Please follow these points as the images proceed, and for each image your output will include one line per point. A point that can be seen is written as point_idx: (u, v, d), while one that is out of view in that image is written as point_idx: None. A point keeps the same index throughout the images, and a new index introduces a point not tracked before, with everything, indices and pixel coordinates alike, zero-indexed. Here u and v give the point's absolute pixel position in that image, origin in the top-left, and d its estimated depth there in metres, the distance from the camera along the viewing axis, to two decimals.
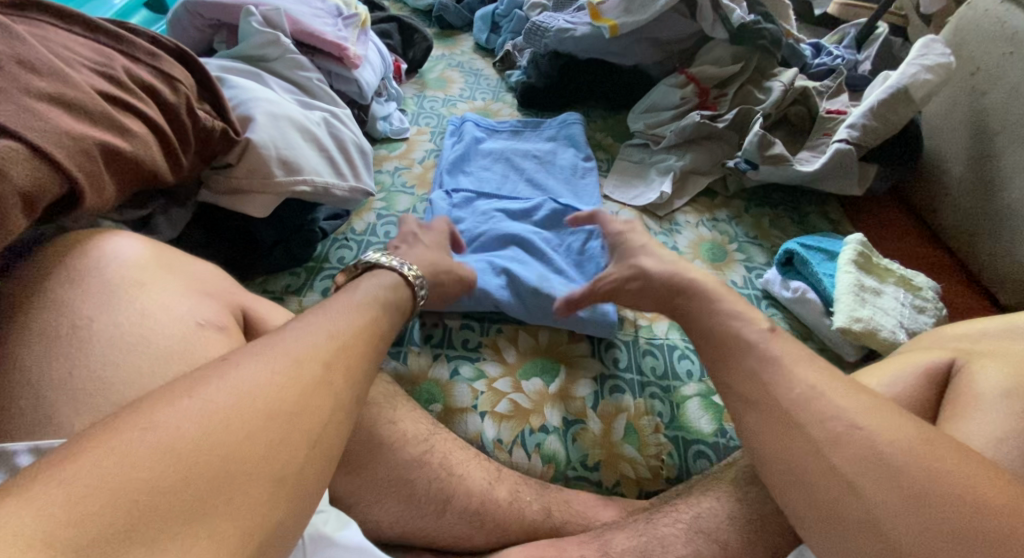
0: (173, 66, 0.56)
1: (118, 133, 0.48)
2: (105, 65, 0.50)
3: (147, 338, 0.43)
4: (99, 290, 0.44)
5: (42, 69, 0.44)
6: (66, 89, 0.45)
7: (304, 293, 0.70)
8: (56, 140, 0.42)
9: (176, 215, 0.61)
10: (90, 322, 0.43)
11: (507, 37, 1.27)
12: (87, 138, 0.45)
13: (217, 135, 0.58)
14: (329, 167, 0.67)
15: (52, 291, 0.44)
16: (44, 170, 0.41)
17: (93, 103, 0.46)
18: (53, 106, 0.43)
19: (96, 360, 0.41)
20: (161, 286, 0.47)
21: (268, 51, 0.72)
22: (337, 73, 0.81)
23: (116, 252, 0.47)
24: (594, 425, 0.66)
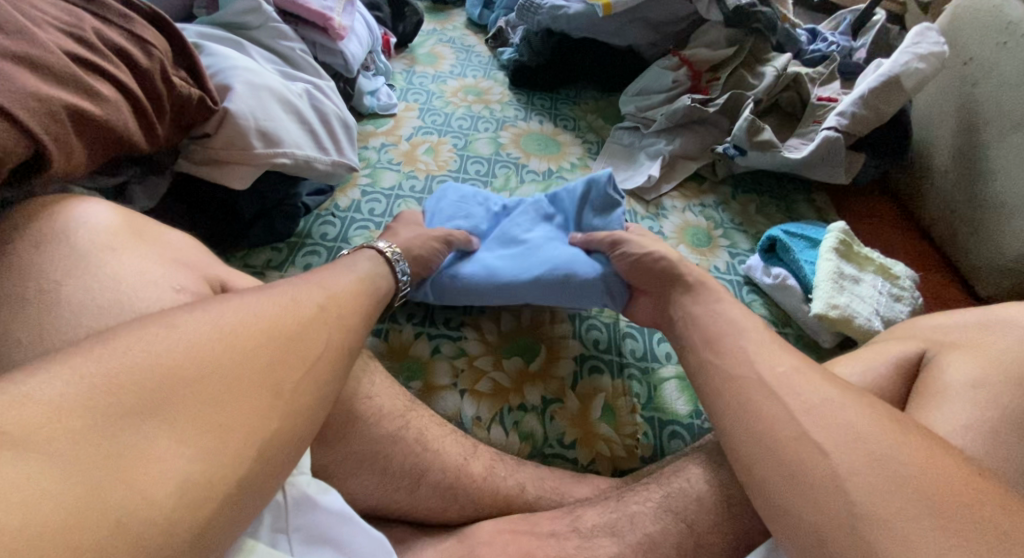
0: (146, 29, 0.55)
1: (89, 97, 0.47)
2: (74, 25, 0.49)
3: (115, 303, 0.42)
4: (68, 255, 0.44)
5: (7, 27, 0.43)
6: (33, 48, 0.43)
7: (285, 268, 0.71)
8: (21, 102, 0.41)
9: (153, 184, 0.59)
10: (58, 286, 0.42)
11: (500, 13, 1.25)
12: (55, 100, 0.44)
13: (194, 103, 0.57)
14: (310, 140, 0.66)
15: (20, 256, 0.43)
16: (9, 131, 0.40)
17: (61, 64, 0.45)
18: (20, 67, 0.42)
19: (62, 324, 0.40)
20: (134, 252, 0.46)
21: (250, 19, 0.70)
22: (322, 45, 0.79)
23: (86, 218, 0.47)
24: (572, 405, 0.67)
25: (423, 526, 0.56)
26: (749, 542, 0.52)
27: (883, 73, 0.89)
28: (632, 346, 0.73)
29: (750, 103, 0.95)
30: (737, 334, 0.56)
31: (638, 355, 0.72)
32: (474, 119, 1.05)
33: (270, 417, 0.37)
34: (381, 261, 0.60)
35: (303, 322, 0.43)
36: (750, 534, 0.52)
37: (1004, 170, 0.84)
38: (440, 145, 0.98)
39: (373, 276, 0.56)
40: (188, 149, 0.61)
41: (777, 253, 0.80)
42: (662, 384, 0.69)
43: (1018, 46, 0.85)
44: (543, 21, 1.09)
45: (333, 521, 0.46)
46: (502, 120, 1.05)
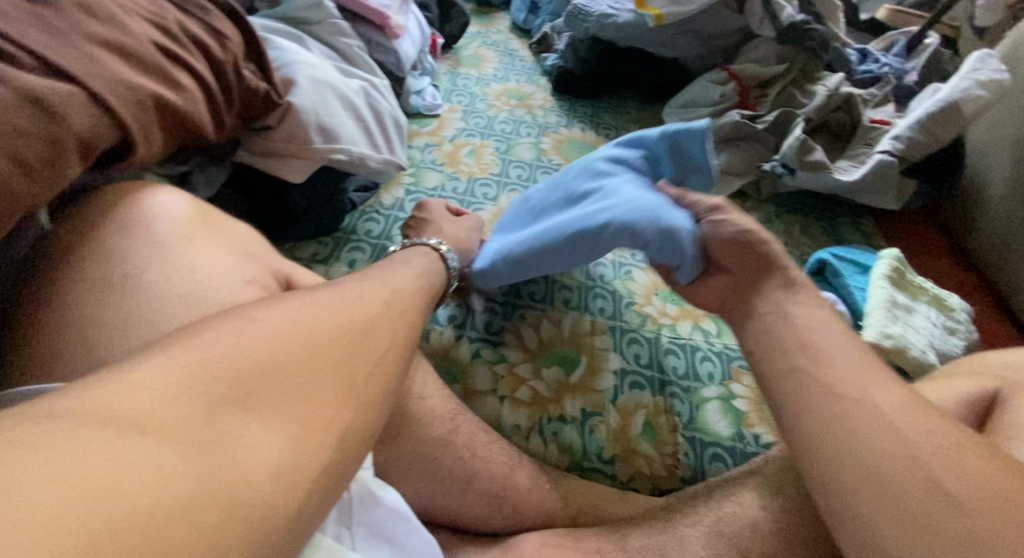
0: (223, 22, 0.55)
1: (172, 87, 0.48)
2: (159, 17, 0.49)
3: (193, 293, 0.42)
4: (147, 242, 0.44)
5: (101, 14, 0.44)
6: (124, 37, 0.45)
7: (331, 263, 0.71)
8: (113, 89, 0.42)
9: (213, 173, 0.60)
10: (140, 273, 0.42)
11: (546, 19, 1.25)
12: (143, 89, 0.45)
13: (260, 101, 0.57)
14: (365, 137, 0.66)
15: (104, 240, 0.43)
16: (101, 118, 0.41)
17: (148, 54, 0.46)
18: (113, 55, 0.43)
19: (144, 310, 0.40)
20: (209, 243, 0.46)
21: (311, 14, 0.71)
22: (378, 43, 0.79)
23: (162, 205, 0.47)
24: (612, 419, 0.66)
25: (466, 533, 0.56)
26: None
27: (940, 99, 0.88)
28: (675, 363, 0.72)
29: (801, 122, 0.94)
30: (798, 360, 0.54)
31: (681, 373, 0.71)
32: (517, 123, 1.04)
33: (342, 416, 0.37)
34: (436, 256, 0.63)
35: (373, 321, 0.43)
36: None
37: None
38: (483, 148, 0.98)
39: (432, 273, 0.58)
40: (248, 140, 0.61)
41: (827, 277, 0.79)
42: (704, 404, 0.68)
43: None
44: (591, 28, 1.08)
45: (395, 519, 0.46)
46: (544, 126, 1.05)
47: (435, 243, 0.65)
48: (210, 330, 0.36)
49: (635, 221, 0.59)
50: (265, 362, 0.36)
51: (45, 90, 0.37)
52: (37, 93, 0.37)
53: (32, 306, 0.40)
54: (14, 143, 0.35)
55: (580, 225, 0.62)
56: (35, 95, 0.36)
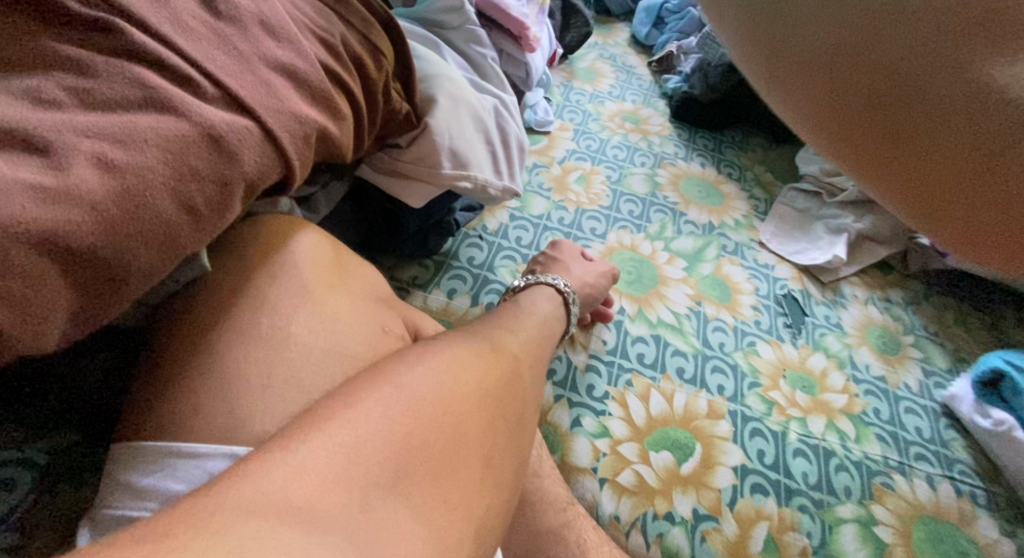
0: (383, 38, 0.47)
1: (331, 115, 0.40)
2: (326, 31, 0.41)
3: (336, 347, 0.39)
4: (292, 290, 0.40)
5: (281, 36, 0.37)
6: (299, 60, 0.37)
7: (430, 289, 0.65)
8: (286, 123, 0.35)
9: (335, 190, 0.52)
10: (289, 325, 0.38)
11: (671, 36, 1.14)
12: (311, 124, 0.37)
13: (400, 119, 0.50)
14: (491, 162, 0.58)
15: (254, 286, 0.39)
16: (272, 157, 0.34)
17: (319, 80, 0.38)
18: (283, 78, 0.36)
19: (291, 371, 0.37)
20: (348, 290, 0.43)
21: (449, 18, 0.64)
22: (509, 54, 0.72)
23: (304, 244, 0.43)
24: (728, 528, 0.56)
25: None
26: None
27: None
28: (804, 469, 0.61)
29: None
30: None
31: (812, 482, 0.60)
32: (631, 150, 0.95)
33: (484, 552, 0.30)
34: (559, 300, 0.58)
35: None
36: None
37: None
38: (593, 175, 0.89)
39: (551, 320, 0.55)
40: (374, 157, 0.54)
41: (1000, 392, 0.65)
42: (839, 525, 0.57)
43: None
44: (729, 55, 0.96)
45: None
46: (661, 157, 0.95)
47: (557, 281, 0.60)
48: (362, 404, 0.32)
49: None
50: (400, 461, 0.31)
51: (225, 126, 0.31)
52: (218, 128, 0.30)
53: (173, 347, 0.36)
54: (186, 187, 0.29)
55: None
56: (215, 132, 0.30)
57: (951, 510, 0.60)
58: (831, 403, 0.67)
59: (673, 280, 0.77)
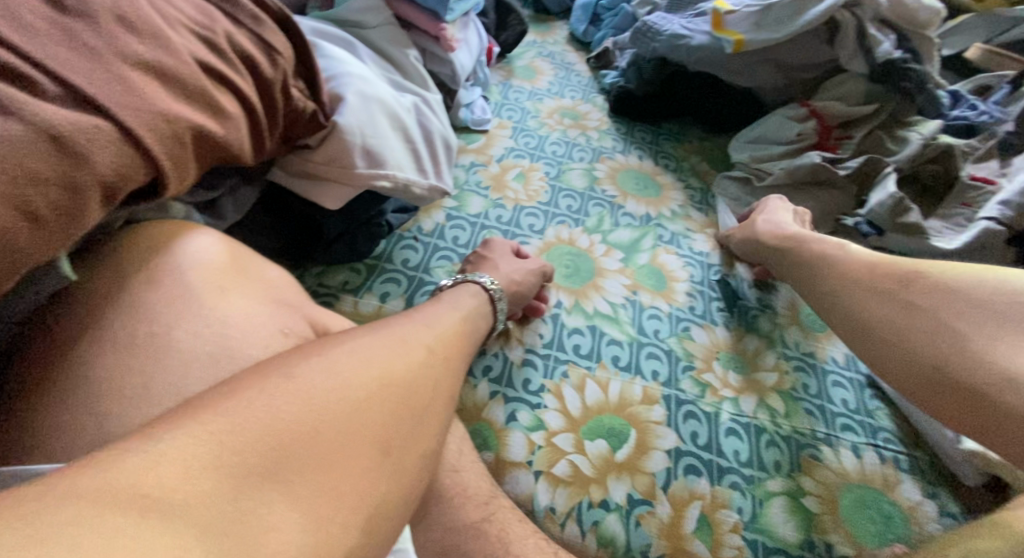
0: (276, 35, 0.48)
1: (212, 112, 0.42)
2: (207, 28, 0.43)
3: (224, 348, 0.40)
4: (173, 294, 0.41)
5: (144, 31, 0.38)
6: (165, 58, 0.38)
7: (361, 294, 0.65)
8: (148, 121, 0.36)
9: (243, 196, 0.53)
10: (168, 331, 0.39)
11: (608, 32, 1.16)
12: (182, 121, 0.39)
13: (307, 118, 0.52)
14: (412, 160, 0.59)
15: (130, 293, 0.40)
16: (131, 157, 0.35)
17: (192, 76, 0.40)
18: (148, 77, 0.37)
19: (166, 374, 0.37)
20: (240, 293, 0.44)
21: (367, 18, 0.64)
22: (433, 53, 0.71)
23: (196, 250, 0.44)
24: (662, 511, 0.57)
25: None
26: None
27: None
28: (736, 447, 0.62)
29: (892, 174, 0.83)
30: None
31: (742, 459, 0.62)
32: (569, 145, 0.96)
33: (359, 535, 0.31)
34: (483, 299, 0.59)
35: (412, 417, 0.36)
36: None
37: None
38: (531, 172, 0.89)
39: (474, 314, 0.55)
40: (285, 159, 0.55)
41: None
42: (768, 499, 0.59)
43: None
44: (660, 49, 0.98)
45: None
46: (599, 151, 0.96)
47: (484, 281, 0.61)
48: (242, 395, 0.33)
49: None
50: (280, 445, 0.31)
51: (66, 125, 0.31)
52: (59, 130, 0.31)
53: (43, 360, 0.37)
54: (27, 192, 0.30)
55: None
56: (55, 132, 0.31)
57: (876, 476, 0.62)
58: (762, 381, 0.69)
59: (610, 271, 0.78)
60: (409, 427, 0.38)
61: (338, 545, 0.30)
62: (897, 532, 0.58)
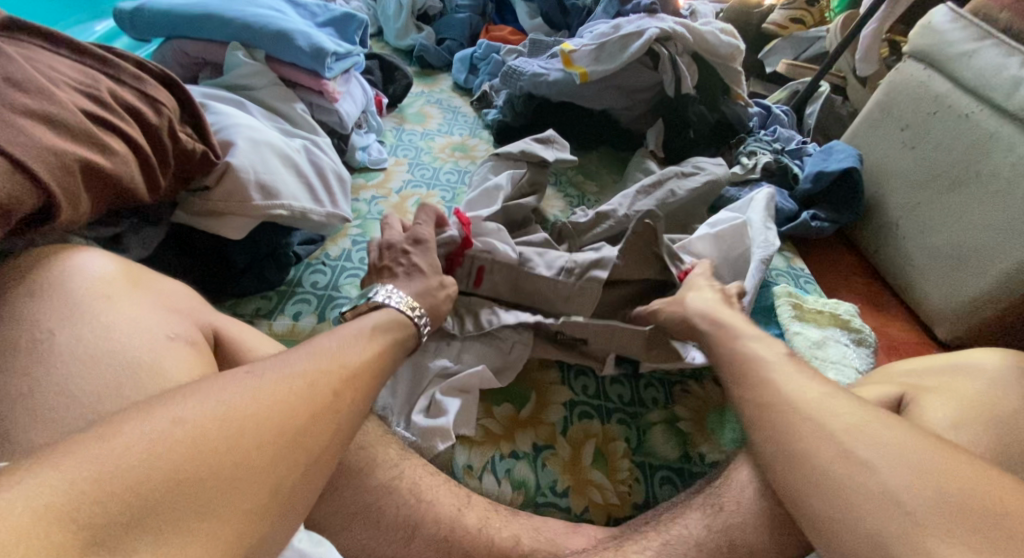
0: (158, 90, 0.58)
1: (99, 151, 0.49)
2: (91, 87, 0.52)
3: (111, 347, 0.43)
4: (61, 303, 0.44)
5: (29, 87, 0.46)
6: (50, 106, 0.46)
7: (275, 316, 0.72)
8: (37, 156, 0.43)
9: (148, 235, 0.61)
10: (52, 335, 0.42)
11: (485, 78, 1.22)
12: (69, 154, 0.46)
13: (197, 158, 0.60)
14: (307, 192, 0.69)
15: (13, 306, 0.43)
16: (25, 186, 0.42)
17: (76, 122, 0.48)
18: (37, 123, 0.45)
19: (51, 377, 0.41)
20: (129, 300, 0.47)
21: (254, 81, 0.75)
22: (319, 105, 0.82)
23: (84, 268, 0.48)
24: (563, 451, 0.67)
25: None
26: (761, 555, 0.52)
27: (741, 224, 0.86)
28: (620, 392, 0.74)
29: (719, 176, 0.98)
30: (779, 358, 0.55)
31: (626, 400, 0.73)
32: (461, 173, 1.05)
33: (278, 463, 0.37)
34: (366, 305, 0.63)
35: (312, 380, 0.42)
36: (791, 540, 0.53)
37: (944, 227, 0.90)
38: (429, 198, 0.98)
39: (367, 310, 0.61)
40: (185, 201, 0.63)
41: None
42: (650, 428, 0.71)
43: (952, 116, 0.89)
44: (525, 86, 1.08)
45: None
46: None
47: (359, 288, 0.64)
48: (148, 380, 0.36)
49: (212, 7, 0.73)
50: (152, 460, 0.32)
51: None
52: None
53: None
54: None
55: (191, 8, 0.73)
56: None
57: None
58: None
59: None
60: (322, 385, 0.42)
61: (251, 488, 0.35)
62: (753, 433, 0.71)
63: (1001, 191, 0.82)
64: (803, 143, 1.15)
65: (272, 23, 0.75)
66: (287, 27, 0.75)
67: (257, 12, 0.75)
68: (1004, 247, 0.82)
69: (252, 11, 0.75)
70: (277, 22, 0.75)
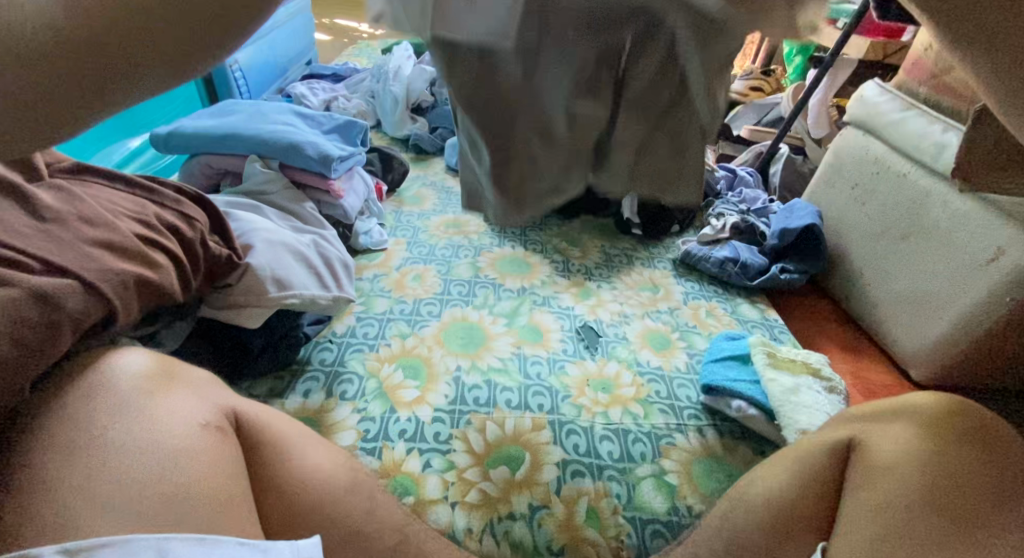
0: (192, 208, 0.67)
1: (147, 265, 0.58)
2: (140, 213, 0.61)
3: (153, 437, 0.49)
4: (111, 400, 0.50)
5: (97, 222, 0.55)
6: (113, 234, 0.55)
7: (287, 395, 0.79)
8: (102, 275, 0.52)
9: (178, 328, 0.68)
10: (105, 431, 0.47)
11: None
12: (127, 272, 0.54)
13: (223, 261, 0.69)
14: (316, 281, 0.77)
15: (66, 406, 0.48)
16: (90, 301, 0.50)
17: (131, 244, 0.56)
18: (103, 250, 0.54)
19: (102, 467, 0.45)
20: (167, 394, 0.53)
21: (269, 186, 0.85)
22: (325, 201, 0.92)
23: (126, 366, 0.54)
24: (558, 510, 0.72)
25: None
26: None
27: None
28: (609, 448, 0.79)
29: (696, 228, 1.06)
30: None
31: (616, 457, 0.79)
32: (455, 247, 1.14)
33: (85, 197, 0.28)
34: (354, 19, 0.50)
35: None
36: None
37: (903, 274, 0.98)
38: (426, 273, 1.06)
39: None
40: (210, 297, 0.71)
41: (721, 388, 0.84)
42: (639, 482, 0.76)
43: (892, 175, 0.99)
44: None
45: None
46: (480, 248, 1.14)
47: None
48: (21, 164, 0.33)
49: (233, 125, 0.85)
50: None
51: (48, 287, 0.47)
52: (43, 290, 0.46)
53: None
54: (17, 330, 0.44)
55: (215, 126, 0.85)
56: (40, 292, 0.46)
57: (718, 445, 0.82)
58: (624, 394, 0.87)
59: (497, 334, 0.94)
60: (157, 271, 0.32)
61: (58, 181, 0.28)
62: (732, 479, 0.77)
63: (946, 241, 0.90)
64: (769, 202, 1.24)
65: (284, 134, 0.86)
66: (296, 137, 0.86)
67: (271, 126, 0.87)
68: (954, 294, 0.89)
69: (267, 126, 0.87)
70: (288, 133, 0.86)
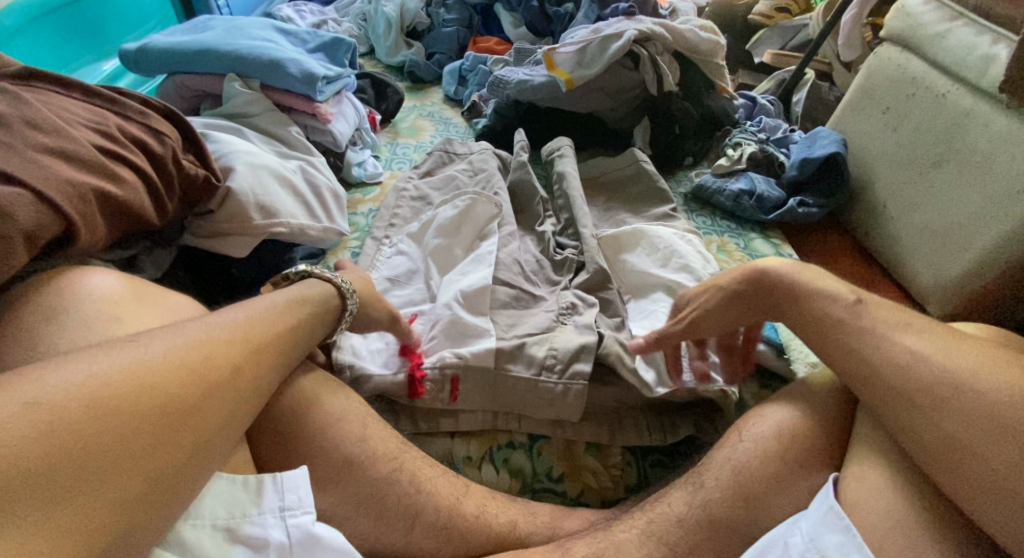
0: (161, 122, 0.63)
1: (111, 179, 0.54)
2: (102, 124, 0.57)
3: None
4: (78, 322, 0.47)
5: (47, 129, 0.51)
6: (67, 143, 0.52)
7: None
8: (57, 187, 0.48)
9: (159, 256, 0.67)
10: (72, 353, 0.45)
11: (473, 89, 1.25)
12: (85, 185, 0.51)
13: (200, 182, 0.65)
14: (305, 211, 0.73)
15: (32, 328, 0.46)
16: (48, 213, 0.47)
17: (91, 156, 0.53)
18: (55, 159, 0.50)
19: None
20: (137, 316, 0.50)
21: (251, 108, 0.80)
22: (313, 126, 0.86)
23: (93, 288, 0.51)
24: (557, 440, 0.70)
25: None
26: (749, 530, 0.53)
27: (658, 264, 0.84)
28: None
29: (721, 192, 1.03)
30: None
31: None
32: None
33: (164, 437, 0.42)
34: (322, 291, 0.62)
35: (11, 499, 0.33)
36: (780, 511, 0.53)
37: (928, 207, 0.92)
38: None
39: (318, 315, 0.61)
40: (193, 224, 0.68)
41: None
42: None
43: (929, 95, 0.92)
44: (511, 94, 1.10)
45: None
46: None
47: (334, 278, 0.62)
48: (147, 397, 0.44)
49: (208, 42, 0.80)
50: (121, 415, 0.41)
51: None
52: None
53: None
54: None
55: (190, 44, 0.80)
56: None
57: None
58: None
59: None
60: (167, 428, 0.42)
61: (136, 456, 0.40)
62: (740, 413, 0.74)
63: (982, 166, 0.83)
64: (789, 131, 1.17)
65: (262, 51, 0.81)
66: (276, 56, 0.81)
67: (250, 44, 0.81)
68: (983, 227, 0.83)
69: (245, 43, 0.81)
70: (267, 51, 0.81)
